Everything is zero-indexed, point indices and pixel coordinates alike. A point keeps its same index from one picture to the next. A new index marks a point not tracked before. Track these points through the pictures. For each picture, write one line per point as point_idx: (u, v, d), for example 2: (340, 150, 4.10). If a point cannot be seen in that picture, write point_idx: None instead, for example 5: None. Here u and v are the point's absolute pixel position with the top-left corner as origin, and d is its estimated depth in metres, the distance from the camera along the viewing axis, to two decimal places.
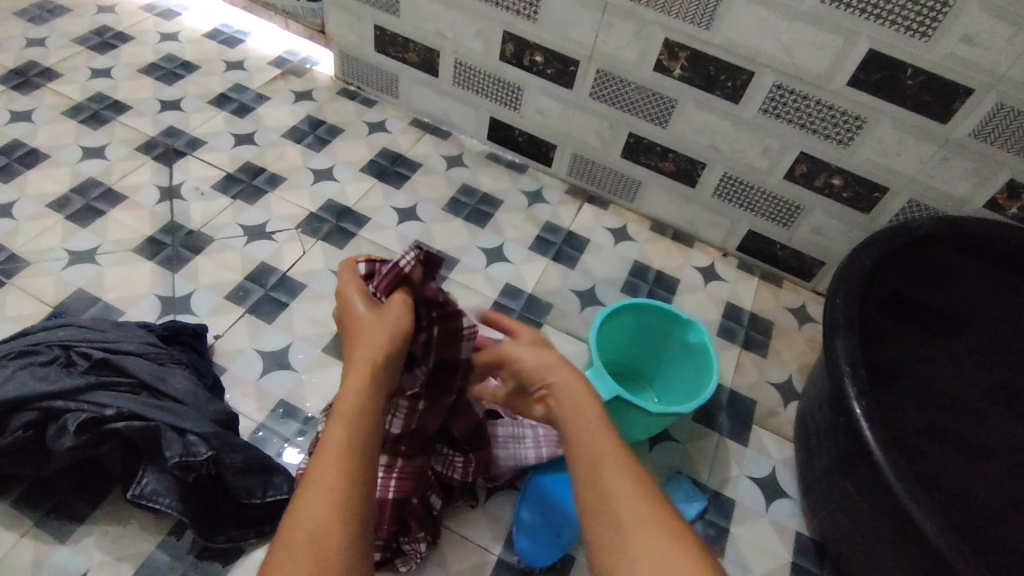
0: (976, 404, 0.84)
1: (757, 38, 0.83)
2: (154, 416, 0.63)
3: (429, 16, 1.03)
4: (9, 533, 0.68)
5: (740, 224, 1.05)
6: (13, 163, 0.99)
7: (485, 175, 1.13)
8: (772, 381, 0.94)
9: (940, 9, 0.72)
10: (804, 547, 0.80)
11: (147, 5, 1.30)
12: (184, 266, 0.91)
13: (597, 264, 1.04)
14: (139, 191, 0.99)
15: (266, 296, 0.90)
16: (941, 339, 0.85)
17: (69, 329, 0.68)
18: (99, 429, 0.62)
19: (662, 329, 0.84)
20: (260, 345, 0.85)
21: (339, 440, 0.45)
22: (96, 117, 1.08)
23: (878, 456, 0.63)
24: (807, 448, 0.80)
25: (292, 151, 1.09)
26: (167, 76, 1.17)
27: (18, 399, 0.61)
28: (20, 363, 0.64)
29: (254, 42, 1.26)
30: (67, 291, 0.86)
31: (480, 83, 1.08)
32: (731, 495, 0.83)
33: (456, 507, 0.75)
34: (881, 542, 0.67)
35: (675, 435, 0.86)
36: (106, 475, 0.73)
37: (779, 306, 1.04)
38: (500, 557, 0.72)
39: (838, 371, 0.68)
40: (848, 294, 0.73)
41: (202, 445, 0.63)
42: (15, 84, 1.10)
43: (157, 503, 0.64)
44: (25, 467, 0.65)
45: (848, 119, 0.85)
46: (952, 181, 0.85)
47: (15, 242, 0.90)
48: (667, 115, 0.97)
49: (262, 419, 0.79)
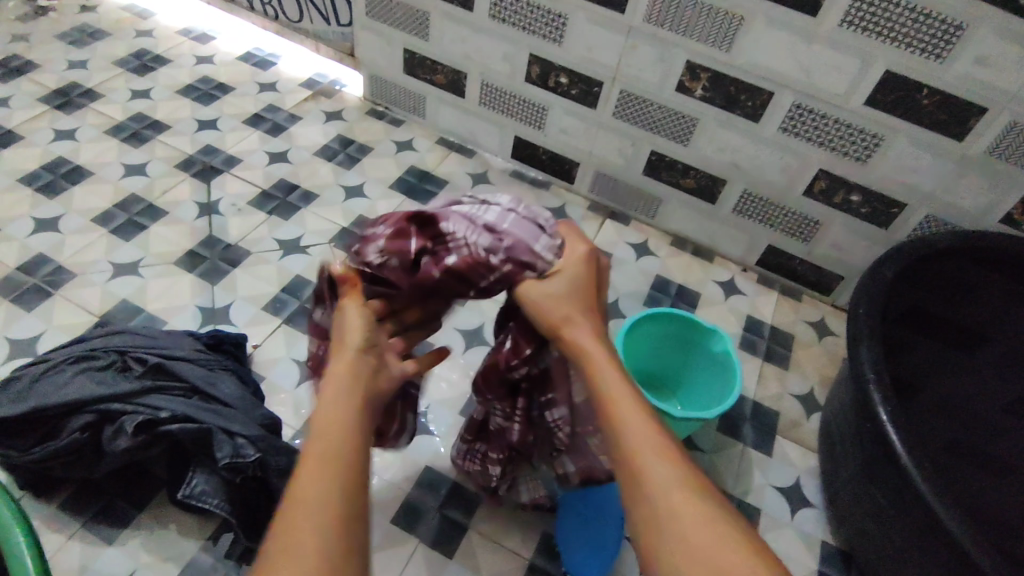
0: (999, 416, 0.85)
1: (777, 60, 0.86)
2: (206, 420, 0.66)
3: (457, 40, 1.07)
4: (56, 535, 0.69)
5: (760, 239, 1.07)
6: (59, 179, 1.03)
7: (509, 192, 1.17)
8: (795, 393, 0.96)
9: (954, 33, 0.75)
10: (830, 556, 0.81)
11: (182, 30, 1.35)
12: (223, 278, 0.95)
13: (620, 278, 1.07)
14: (179, 207, 1.03)
15: (302, 307, 0.93)
16: (961, 353, 0.87)
17: (124, 336, 0.72)
18: (153, 431, 0.65)
19: (688, 338, 0.86)
20: (297, 354, 0.88)
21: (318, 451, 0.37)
22: (137, 136, 1.12)
23: (905, 461, 0.64)
24: (832, 457, 0.82)
25: (324, 168, 1.13)
26: (204, 97, 1.21)
27: (79, 401, 0.65)
28: (80, 367, 0.68)
29: (285, 65, 1.31)
30: (112, 302, 0.90)
31: (506, 104, 1.12)
32: (757, 504, 0.84)
33: (490, 512, 0.77)
34: (908, 548, 0.68)
35: (701, 445, 0.88)
36: (151, 479, 0.73)
37: (799, 320, 1.06)
38: (533, 562, 0.74)
39: (863, 379, 0.70)
40: (870, 306, 0.75)
41: (250, 448, 0.66)
42: (59, 104, 1.15)
43: (205, 503, 0.66)
44: (79, 469, 0.67)
45: (865, 137, 0.88)
46: (968, 198, 0.88)
47: (62, 254, 0.94)
48: (688, 133, 1.00)
49: (300, 426, 0.81)
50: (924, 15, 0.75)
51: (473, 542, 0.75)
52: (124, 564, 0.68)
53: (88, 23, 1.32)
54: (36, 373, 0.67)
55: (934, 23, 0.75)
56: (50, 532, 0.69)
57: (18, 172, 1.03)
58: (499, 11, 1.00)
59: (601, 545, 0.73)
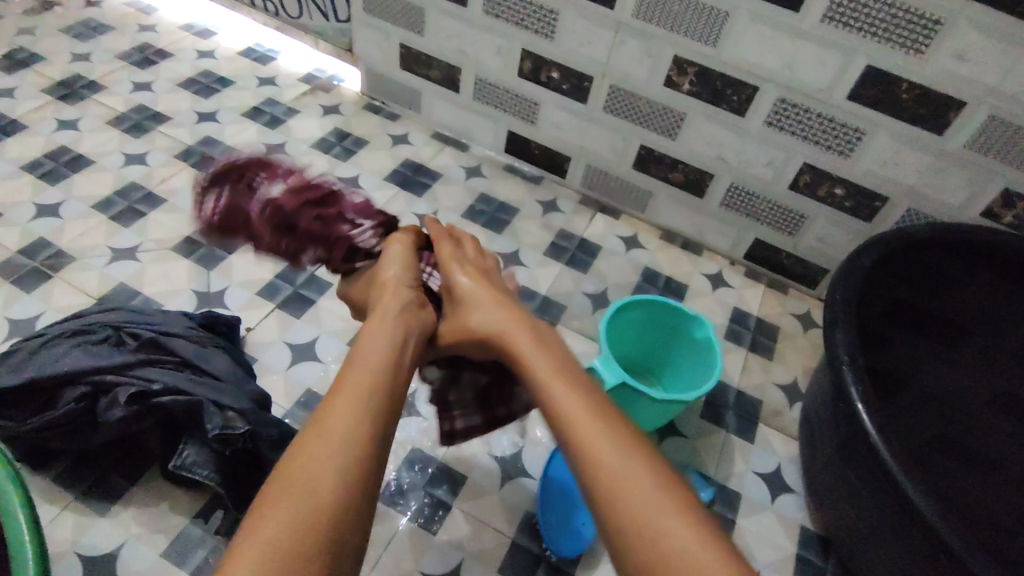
0: (977, 412, 0.87)
1: (761, 55, 0.88)
2: (198, 392, 0.68)
3: (452, 35, 1.09)
4: (50, 507, 0.71)
5: (748, 232, 1.09)
6: (61, 167, 1.06)
7: (503, 185, 1.19)
8: (778, 382, 0.98)
9: (932, 28, 0.77)
10: (809, 540, 0.82)
11: (185, 26, 1.38)
12: (219, 264, 0.97)
13: (608, 269, 1.09)
14: (178, 195, 1.05)
15: (295, 293, 0.95)
16: (945, 346, 0.89)
17: (120, 313, 0.74)
18: (146, 402, 0.67)
19: (672, 325, 0.88)
20: (289, 338, 0.90)
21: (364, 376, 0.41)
22: (138, 126, 1.15)
23: (875, 438, 0.66)
24: (811, 442, 0.83)
25: (321, 159, 1.15)
26: (205, 90, 1.24)
27: (74, 372, 0.67)
28: (76, 341, 0.70)
29: (285, 60, 1.34)
30: (110, 285, 0.92)
31: (500, 98, 1.14)
32: (737, 488, 0.86)
33: (475, 491, 0.79)
34: (882, 527, 0.69)
35: (684, 430, 0.90)
36: (144, 455, 0.75)
37: (785, 312, 1.08)
38: (514, 540, 0.76)
39: (837, 361, 0.72)
40: (848, 291, 0.77)
41: (240, 420, 0.68)
42: (61, 95, 1.18)
43: (196, 474, 0.68)
44: (73, 442, 0.69)
45: (847, 131, 0.90)
46: (950, 191, 0.89)
47: (62, 238, 0.96)
48: (676, 128, 1.02)
49: (290, 407, 0.83)
50: (903, 10, 0.77)
51: (456, 519, 0.76)
52: (114, 535, 0.70)
53: (92, 17, 1.35)
54: (34, 346, 0.70)
55: (912, 18, 0.77)
56: (44, 503, 0.71)
57: (23, 159, 1.06)
58: (492, 8, 1.02)
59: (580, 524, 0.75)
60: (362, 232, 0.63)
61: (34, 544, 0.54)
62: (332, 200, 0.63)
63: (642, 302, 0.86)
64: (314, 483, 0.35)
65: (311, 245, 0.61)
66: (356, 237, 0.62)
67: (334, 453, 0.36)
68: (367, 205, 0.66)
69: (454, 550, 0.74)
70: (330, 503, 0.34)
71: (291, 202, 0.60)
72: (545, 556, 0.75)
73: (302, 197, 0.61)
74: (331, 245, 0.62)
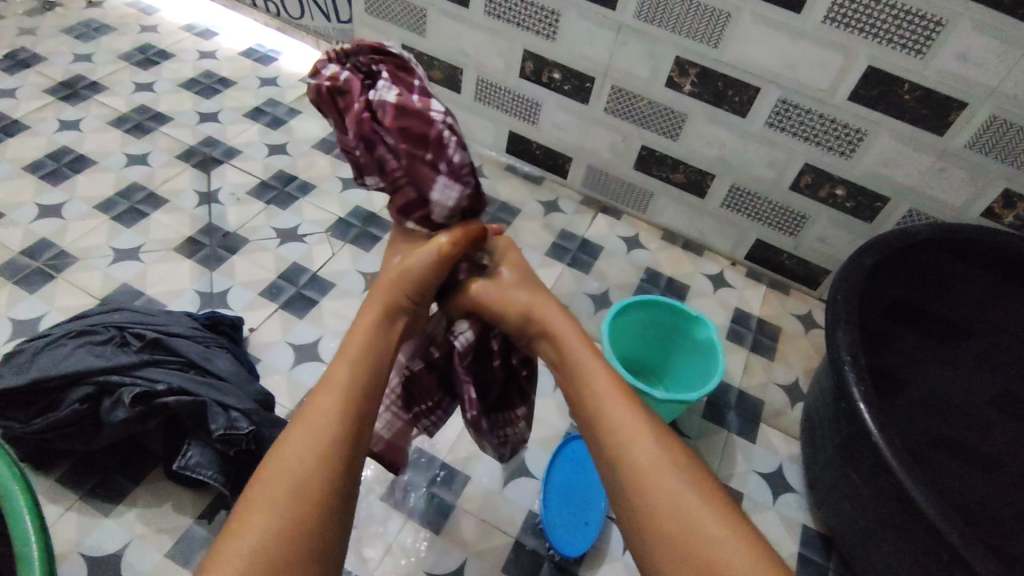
0: (979, 411, 0.87)
1: (763, 55, 0.88)
2: (202, 393, 0.69)
3: (453, 36, 1.09)
4: (54, 507, 0.71)
5: (749, 233, 1.09)
6: (64, 167, 1.06)
7: (504, 186, 1.19)
8: (779, 382, 0.98)
9: (932, 29, 0.77)
10: (811, 539, 0.83)
11: (186, 26, 1.38)
12: (221, 264, 0.97)
13: (610, 269, 1.09)
14: (180, 196, 1.05)
15: (297, 293, 0.95)
16: (947, 346, 0.89)
17: (123, 313, 0.75)
18: (150, 402, 0.68)
19: (675, 326, 0.88)
20: (291, 338, 0.90)
21: (340, 373, 0.47)
22: (139, 127, 1.15)
23: (876, 437, 0.66)
24: (812, 441, 0.84)
25: (322, 160, 1.16)
26: (206, 91, 1.24)
27: (78, 373, 0.67)
28: (79, 341, 0.70)
29: (286, 61, 1.34)
30: (113, 285, 0.92)
31: (501, 99, 1.14)
32: (739, 488, 0.86)
33: (478, 490, 0.79)
34: (885, 527, 0.70)
35: (686, 431, 0.90)
36: (148, 455, 0.75)
37: (786, 312, 1.08)
38: (517, 539, 0.76)
39: (839, 360, 0.72)
40: (849, 291, 0.77)
41: (244, 420, 0.69)
42: (63, 95, 1.18)
43: (200, 474, 0.68)
44: (77, 442, 0.69)
45: (849, 132, 0.90)
46: (951, 192, 0.90)
47: (64, 239, 0.96)
48: (677, 128, 1.02)
49: (292, 407, 0.83)
50: (904, 11, 0.77)
51: (460, 519, 0.77)
52: (119, 535, 0.70)
53: (93, 18, 1.35)
54: (38, 347, 0.70)
55: (913, 19, 0.77)
56: (48, 503, 0.71)
57: (25, 160, 1.06)
58: (493, 8, 1.02)
59: (584, 522, 0.76)
60: (441, 192, 0.58)
61: (40, 545, 0.54)
62: (433, 144, 0.56)
63: (645, 303, 0.86)
64: (295, 470, 0.42)
65: (381, 175, 0.58)
66: (432, 191, 0.58)
67: (319, 452, 0.43)
68: (466, 166, 0.58)
69: (457, 549, 0.74)
70: (310, 483, 0.41)
71: (386, 126, 0.56)
72: (547, 556, 0.75)
73: (406, 130, 0.56)
74: (400, 185, 0.58)
